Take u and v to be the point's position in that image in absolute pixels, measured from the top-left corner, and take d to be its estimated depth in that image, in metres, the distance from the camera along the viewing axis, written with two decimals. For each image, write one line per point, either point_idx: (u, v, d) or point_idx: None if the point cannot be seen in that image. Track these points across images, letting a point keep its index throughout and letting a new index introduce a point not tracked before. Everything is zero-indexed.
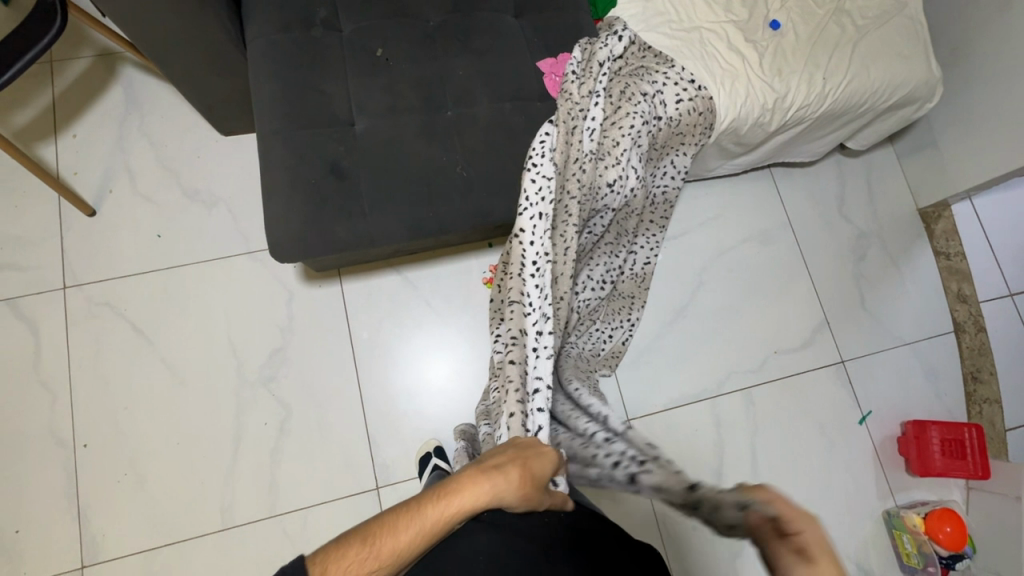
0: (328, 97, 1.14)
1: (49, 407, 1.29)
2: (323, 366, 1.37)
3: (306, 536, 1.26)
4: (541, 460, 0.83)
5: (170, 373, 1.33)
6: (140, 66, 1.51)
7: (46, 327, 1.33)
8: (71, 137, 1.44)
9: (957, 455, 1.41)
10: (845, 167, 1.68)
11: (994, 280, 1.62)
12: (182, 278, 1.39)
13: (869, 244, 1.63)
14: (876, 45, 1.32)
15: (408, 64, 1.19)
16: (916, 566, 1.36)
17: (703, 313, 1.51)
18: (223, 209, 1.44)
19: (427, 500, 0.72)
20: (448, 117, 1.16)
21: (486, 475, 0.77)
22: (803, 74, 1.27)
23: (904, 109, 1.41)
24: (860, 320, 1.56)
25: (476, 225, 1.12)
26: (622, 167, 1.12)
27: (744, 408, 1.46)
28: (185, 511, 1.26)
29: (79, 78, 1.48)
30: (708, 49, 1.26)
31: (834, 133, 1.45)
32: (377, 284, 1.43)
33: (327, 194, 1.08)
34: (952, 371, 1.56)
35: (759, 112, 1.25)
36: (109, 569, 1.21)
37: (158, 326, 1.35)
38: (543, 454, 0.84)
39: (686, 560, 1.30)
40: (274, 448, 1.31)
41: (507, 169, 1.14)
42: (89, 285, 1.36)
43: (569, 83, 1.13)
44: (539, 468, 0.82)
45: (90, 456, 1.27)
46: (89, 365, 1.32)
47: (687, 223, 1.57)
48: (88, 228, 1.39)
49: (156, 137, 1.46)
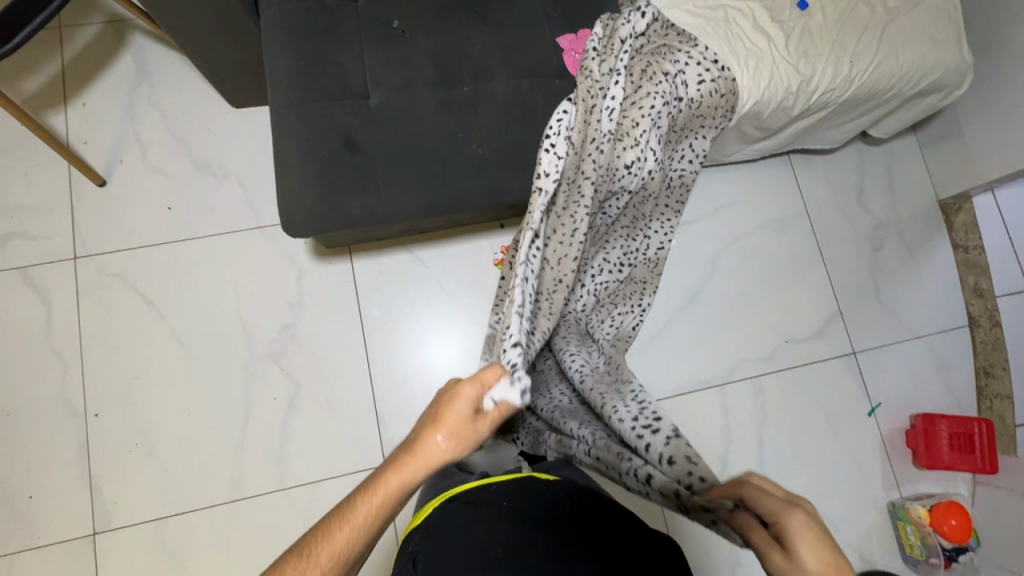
0: (342, 69, 1.12)
1: (61, 376, 1.29)
2: (333, 343, 1.37)
3: (314, 509, 1.28)
4: (458, 399, 0.71)
5: (180, 345, 1.33)
6: (150, 34, 1.48)
7: (58, 297, 1.33)
8: (81, 106, 1.42)
9: (965, 449, 1.41)
10: (866, 156, 1.65)
11: (1012, 275, 1.60)
12: (192, 251, 1.38)
13: (886, 235, 1.60)
14: (907, 28, 1.27)
15: (424, 37, 1.16)
16: (919, 557, 1.36)
17: (715, 301, 1.50)
18: (234, 182, 1.42)
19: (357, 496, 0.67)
20: (464, 93, 1.13)
21: (405, 454, 0.69)
22: (830, 56, 1.23)
23: (931, 96, 1.37)
24: (874, 312, 1.55)
25: (490, 203, 1.11)
26: (641, 149, 1.08)
27: (753, 396, 1.45)
28: (194, 482, 1.27)
29: (88, 45, 1.45)
30: (733, 28, 1.23)
31: (857, 120, 1.41)
32: (388, 262, 1.42)
33: (340, 169, 1.06)
34: (965, 366, 1.55)
35: (783, 95, 1.22)
36: (120, 536, 1.23)
37: (169, 298, 1.35)
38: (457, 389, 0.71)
39: (690, 545, 1.31)
40: (283, 422, 1.32)
41: (523, 148, 1.12)
42: (100, 255, 1.36)
43: (590, 60, 1.10)
44: (457, 418, 0.70)
45: (101, 426, 1.28)
46: (100, 336, 1.32)
47: (702, 209, 1.55)
48: (99, 198, 1.39)
49: (167, 107, 1.44)
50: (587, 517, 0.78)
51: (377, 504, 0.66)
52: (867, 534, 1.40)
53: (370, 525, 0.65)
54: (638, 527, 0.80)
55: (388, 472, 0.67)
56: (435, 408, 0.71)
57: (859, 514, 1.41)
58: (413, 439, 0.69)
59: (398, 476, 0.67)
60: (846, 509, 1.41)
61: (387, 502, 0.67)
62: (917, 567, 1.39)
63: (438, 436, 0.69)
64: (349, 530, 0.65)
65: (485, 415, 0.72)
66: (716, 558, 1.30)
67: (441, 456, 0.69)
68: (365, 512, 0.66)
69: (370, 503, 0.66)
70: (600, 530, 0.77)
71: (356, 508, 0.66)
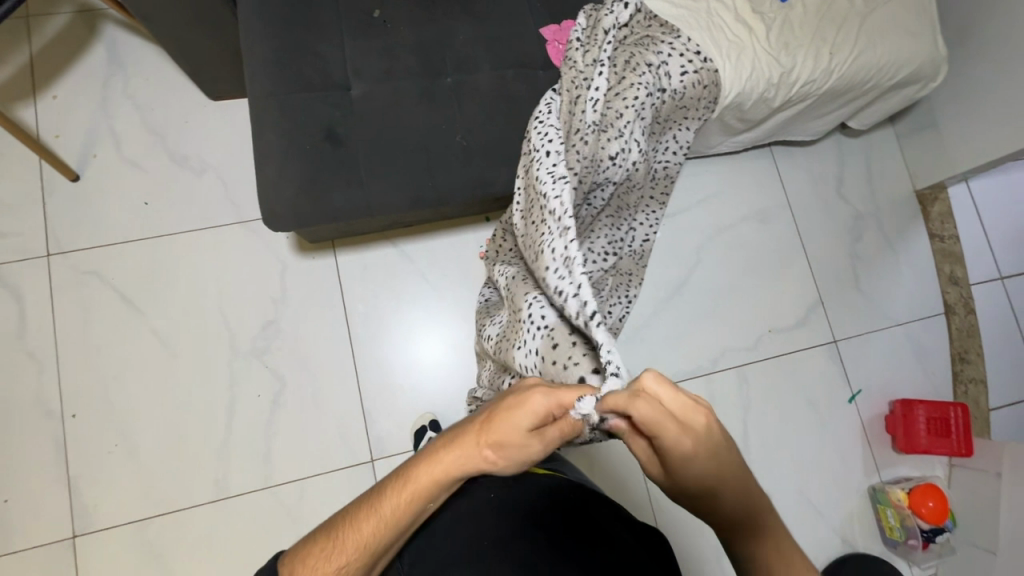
0: (323, 59, 1.10)
1: (36, 377, 1.26)
2: (318, 339, 1.35)
3: (301, 507, 1.27)
4: (517, 407, 0.59)
5: (160, 343, 1.30)
6: (123, 24, 1.44)
7: (31, 295, 1.29)
8: (52, 98, 1.38)
9: (942, 433, 1.45)
10: (845, 147, 1.67)
11: (985, 263, 1.65)
12: (171, 247, 1.35)
13: (866, 225, 1.63)
14: (884, 20, 1.30)
15: (407, 27, 1.14)
16: (898, 539, 1.40)
17: (700, 292, 1.51)
18: (213, 177, 1.39)
19: (386, 490, 0.64)
20: (448, 84, 1.12)
21: (445, 450, 0.63)
22: (810, 48, 1.24)
23: (908, 88, 1.39)
24: (854, 300, 1.58)
25: (475, 195, 1.10)
26: (624, 140, 1.07)
27: (738, 385, 1.47)
28: (178, 482, 1.25)
29: (58, 35, 1.41)
30: (715, 20, 1.23)
31: (837, 111, 1.44)
32: (373, 256, 1.41)
33: (323, 161, 1.05)
34: (941, 352, 1.59)
35: (764, 87, 1.23)
36: (101, 539, 1.20)
37: (147, 296, 1.32)
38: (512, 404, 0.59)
39: (678, 532, 1.33)
40: (269, 420, 1.30)
41: (508, 140, 1.11)
42: (75, 252, 1.32)
43: (575, 50, 1.10)
44: (500, 437, 0.59)
45: (79, 427, 1.25)
46: (76, 335, 1.29)
47: (686, 201, 1.56)
48: (72, 194, 1.35)
49: (142, 100, 1.41)
50: (579, 514, 0.77)
51: (409, 498, 0.62)
52: (849, 517, 1.44)
53: (399, 520, 0.62)
54: (630, 522, 0.79)
55: (420, 469, 0.62)
56: (488, 411, 0.62)
57: (841, 498, 1.45)
58: (455, 437, 0.63)
59: (432, 474, 0.62)
60: (828, 494, 1.44)
61: (419, 500, 0.62)
62: (896, 549, 1.42)
63: (482, 446, 0.60)
64: (380, 519, 0.63)
65: (544, 433, 0.61)
66: (703, 544, 1.32)
67: (483, 464, 0.61)
68: (395, 505, 0.63)
69: (401, 499, 0.63)
70: (589, 528, 0.76)
71: (387, 499, 0.63)
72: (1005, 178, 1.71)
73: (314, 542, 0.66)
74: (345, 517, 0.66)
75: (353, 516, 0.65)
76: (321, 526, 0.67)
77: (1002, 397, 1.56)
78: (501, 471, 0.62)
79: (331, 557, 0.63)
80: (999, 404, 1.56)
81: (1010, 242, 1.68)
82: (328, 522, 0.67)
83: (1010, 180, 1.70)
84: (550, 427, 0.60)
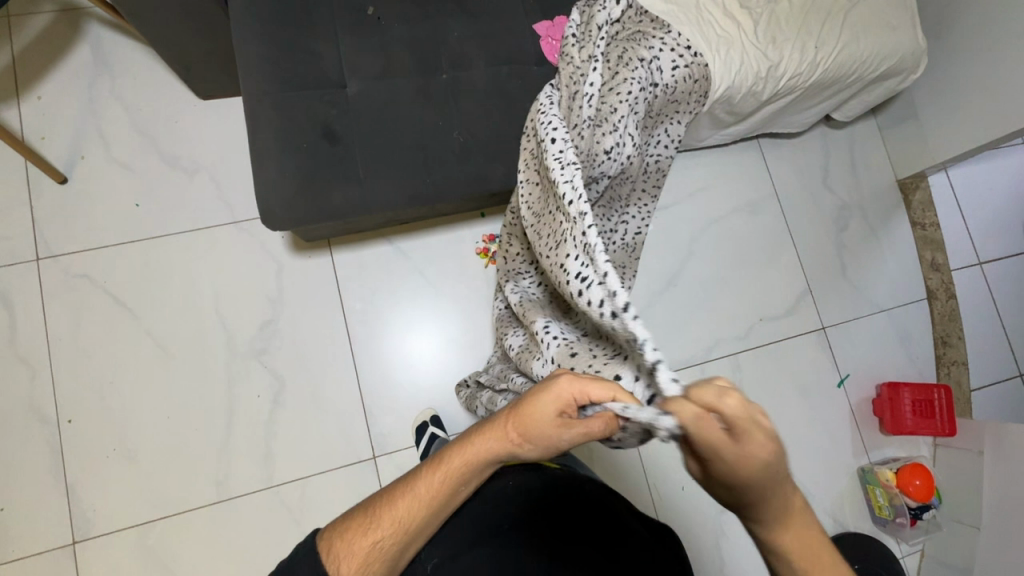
0: (318, 57, 1.09)
1: (29, 383, 1.24)
2: (316, 337, 1.35)
3: (304, 505, 1.27)
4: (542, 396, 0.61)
5: (156, 346, 1.29)
6: (108, 23, 1.42)
7: (21, 300, 1.27)
8: (36, 99, 1.35)
9: (926, 414, 1.49)
10: (830, 139, 1.71)
11: (964, 249, 1.71)
12: (165, 248, 1.34)
13: (850, 214, 1.68)
14: (866, 15, 1.33)
15: (401, 25, 1.15)
16: (886, 518, 1.45)
17: (692, 283, 1.54)
18: (205, 177, 1.38)
19: (422, 470, 0.67)
20: (443, 81, 1.13)
21: (478, 437, 0.66)
22: (796, 42, 1.27)
23: (889, 80, 1.43)
24: (840, 288, 1.62)
25: (473, 190, 1.11)
26: (620, 134, 1.04)
27: (731, 373, 1.50)
28: (178, 484, 1.24)
29: (41, 35, 1.38)
30: (704, 15, 1.26)
31: (822, 104, 1.47)
32: (369, 254, 1.41)
33: (320, 159, 1.05)
34: (924, 336, 1.64)
35: (753, 80, 1.26)
36: (102, 543, 1.19)
37: (141, 298, 1.31)
38: (540, 389, 0.61)
39: (677, 518, 1.36)
40: (268, 420, 1.30)
41: (504, 136, 1.12)
42: (65, 256, 1.30)
43: (570, 46, 1.11)
44: (529, 421, 0.61)
45: (75, 432, 1.23)
46: (69, 339, 1.27)
47: (677, 194, 1.59)
48: (61, 196, 1.33)
49: (129, 100, 1.39)
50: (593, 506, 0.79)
51: (446, 480, 0.65)
52: (840, 498, 1.48)
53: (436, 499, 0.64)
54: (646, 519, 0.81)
55: (455, 449, 0.66)
56: (518, 398, 0.65)
57: (832, 480, 1.49)
58: (489, 422, 0.66)
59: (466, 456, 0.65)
60: (819, 477, 1.48)
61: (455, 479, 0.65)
62: (885, 527, 1.47)
63: (510, 429, 0.63)
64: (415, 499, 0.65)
65: (570, 425, 0.60)
66: (701, 530, 1.36)
67: (511, 448, 0.64)
68: (430, 484, 0.65)
69: (437, 477, 0.65)
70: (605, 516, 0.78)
71: (423, 478, 0.66)
72: (982, 167, 1.76)
73: (351, 518, 0.67)
74: (382, 496, 0.67)
75: (390, 495, 0.67)
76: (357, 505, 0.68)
77: (982, 378, 1.62)
78: (529, 455, 0.64)
79: (368, 533, 0.64)
80: (979, 386, 1.62)
81: (987, 229, 1.74)
82: (364, 502, 0.68)
83: (987, 170, 1.76)
84: (576, 425, 0.60)
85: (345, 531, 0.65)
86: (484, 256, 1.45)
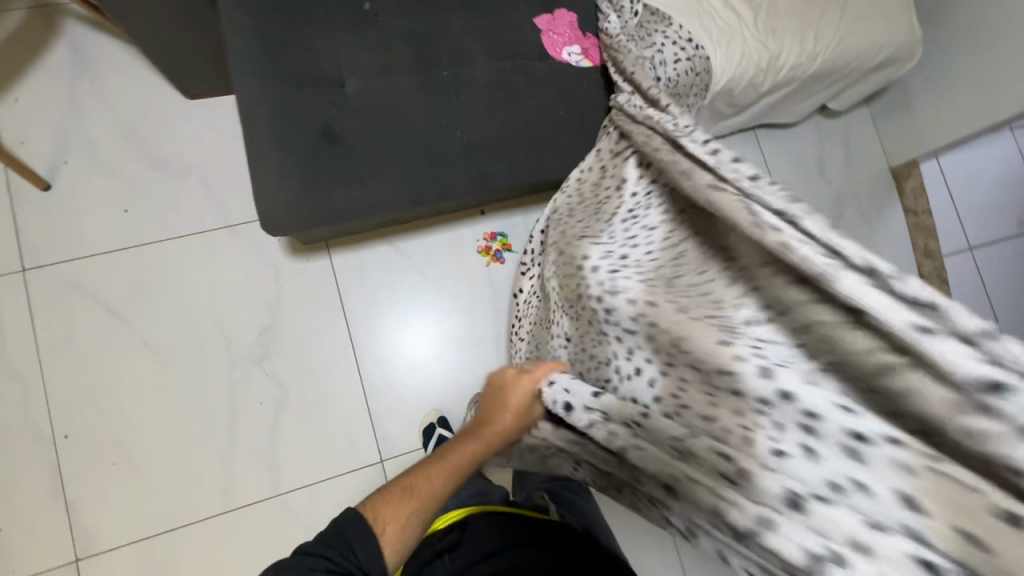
0: (314, 55, 1.06)
1: (20, 398, 1.20)
2: (318, 341, 1.33)
3: (313, 511, 1.25)
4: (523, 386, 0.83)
5: (152, 355, 1.26)
6: (86, 20, 1.35)
7: (7, 313, 1.22)
8: (12, 102, 1.29)
9: None
10: (824, 127, 1.72)
11: (955, 235, 1.74)
12: (157, 254, 1.30)
13: (846, 202, 1.69)
14: (864, 4, 1.33)
15: (398, 19, 1.11)
16: None
17: None
18: (196, 180, 1.34)
19: (442, 453, 0.75)
20: (444, 77, 1.10)
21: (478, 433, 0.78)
22: (796, 33, 1.27)
23: (887, 69, 1.43)
24: None
25: (478, 189, 1.09)
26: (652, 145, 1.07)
27: None
28: (183, 495, 1.22)
29: (14, 33, 1.31)
30: (705, 7, 1.24)
31: (820, 94, 1.47)
32: (368, 255, 1.39)
33: (320, 161, 1.02)
34: None
35: (754, 72, 1.25)
36: (106, 559, 1.17)
37: (135, 306, 1.27)
38: (523, 376, 0.83)
39: None
40: (272, 427, 1.28)
41: (508, 133, 1.10)
42: (52, 265, 1.25)
43: (625, 43, 1.13)
44: (520, 398, 0.82)
45: (73, 447, 1.20)
46: (61, 351, 1.23)
47: None
48: (45, 203, 1.27)
49: (113, 101, 1.33)
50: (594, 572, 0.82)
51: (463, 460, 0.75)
52: None
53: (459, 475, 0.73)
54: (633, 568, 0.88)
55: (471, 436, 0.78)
56: (505, 386, 0.84)
57: None
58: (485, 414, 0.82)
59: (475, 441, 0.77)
60: None
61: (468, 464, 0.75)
62: None
63: (506, 412, 0.81)
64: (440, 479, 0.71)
65: (540, 401, 0.84)
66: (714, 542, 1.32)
67: (508, 426, 0.81)
68: (456, 460, 0.74)
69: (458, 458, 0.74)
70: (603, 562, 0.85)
71: (447, 457, 0.74)
72: (971, 154, 1.79)
73: (387, 492, 0.69)
74: (413, 475, 0.71)
75: (423, 472, 0.71)
76: (390, 484, 0.70)
77: None
78: (519, 423, 0.82)
79: (409, 501, 0.68)
80: None
81: (977, 215, 1.77)
82: (396, 482, 0.70)
83: (976, 156, 1.79)
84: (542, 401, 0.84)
85: (386, 503, 0.67)
86: (486, 254, 1.44)
